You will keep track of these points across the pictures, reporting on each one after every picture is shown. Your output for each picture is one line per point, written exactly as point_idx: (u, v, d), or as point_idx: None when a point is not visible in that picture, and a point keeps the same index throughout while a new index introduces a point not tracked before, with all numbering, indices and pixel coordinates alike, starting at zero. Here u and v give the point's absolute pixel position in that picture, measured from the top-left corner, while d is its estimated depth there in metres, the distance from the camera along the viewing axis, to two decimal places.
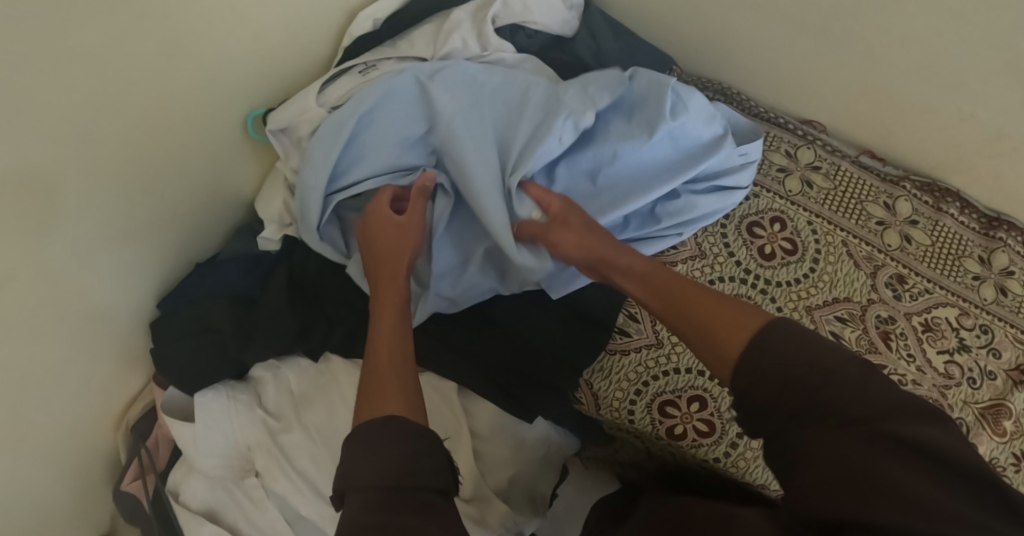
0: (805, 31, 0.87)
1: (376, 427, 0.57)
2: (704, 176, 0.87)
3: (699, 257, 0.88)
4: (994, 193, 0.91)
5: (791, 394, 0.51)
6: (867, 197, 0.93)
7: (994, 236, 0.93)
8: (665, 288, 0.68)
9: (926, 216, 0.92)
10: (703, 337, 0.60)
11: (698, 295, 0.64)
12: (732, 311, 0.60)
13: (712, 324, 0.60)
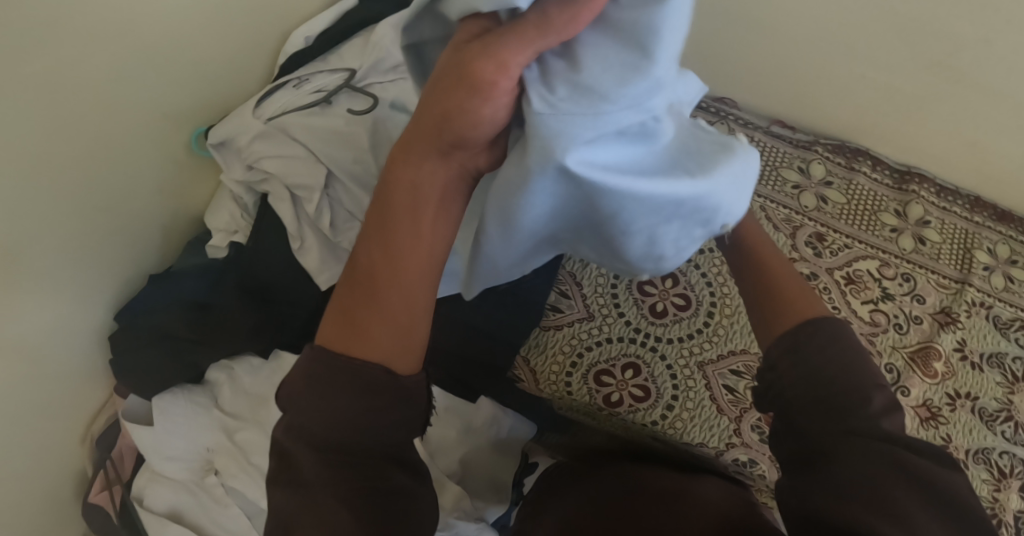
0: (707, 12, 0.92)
1: (343, 378, 0.53)
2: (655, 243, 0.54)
3: None
4: (902, 146, 0.97)
5: (850, 420, 0.60)
6: (783, 164, 0.98)
7: (907, 189, 0.97)
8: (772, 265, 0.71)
9: (840, 177, 0.98)
10: (793, 299, 0.68)
11: (786, 274, 0.71)
12: (806, 300, 0.68)
13: (806, 307, 0.67)
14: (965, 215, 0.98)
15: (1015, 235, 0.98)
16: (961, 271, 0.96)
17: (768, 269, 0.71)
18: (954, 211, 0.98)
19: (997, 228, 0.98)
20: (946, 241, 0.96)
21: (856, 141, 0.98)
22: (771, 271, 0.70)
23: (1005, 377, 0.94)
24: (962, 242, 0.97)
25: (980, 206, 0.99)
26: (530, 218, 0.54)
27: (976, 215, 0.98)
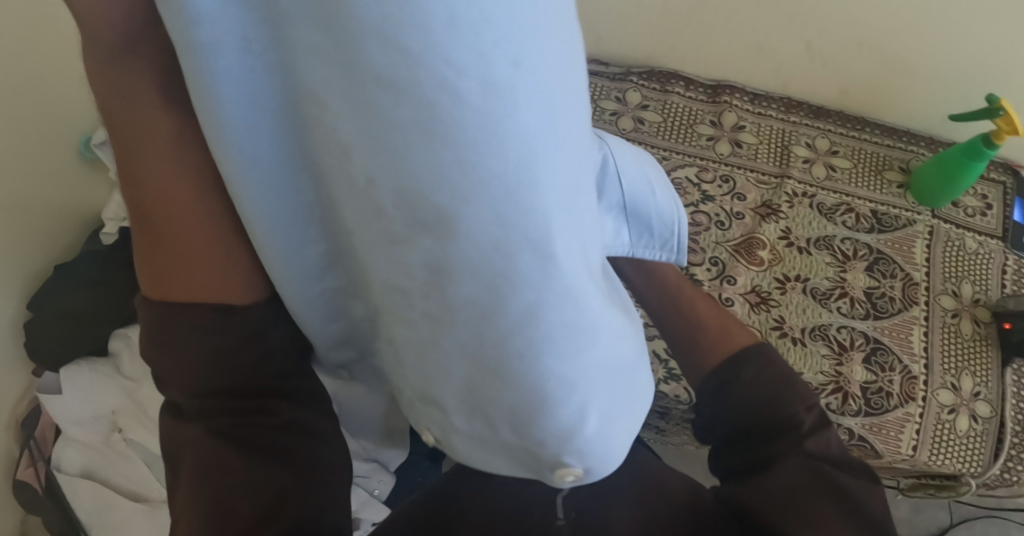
0: None
1: (184, 357, 0.39)
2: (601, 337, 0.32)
3: None
4: (708, 64, 1.04)
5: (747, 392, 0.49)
6: (600, 95, 1.06)
7: (719, 100, 1.05)
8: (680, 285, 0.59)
9: (654, 99, 1.05)
10: (732, 330, 0.56)
11: (717, 306, 0.59)
12: (740, 325, 0.56)
13: (738, 332, 0.55)
14: (781, 116, 1.05)
15: (832, 127, 1.05)
16: (781, 167, 1.02)
17: (700, 285, 0.60)
18: (768, 114, 1.05)
19: (812, 124, 1.04)
20: (761, 142, 1.03)
21: (665, 65, 1.06)
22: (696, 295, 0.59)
23: (836, 257, 0.98)
24: (779, 141, 1.03)
25: (795, 106, 1.05)
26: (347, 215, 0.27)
27: (792, 115, 1.05)
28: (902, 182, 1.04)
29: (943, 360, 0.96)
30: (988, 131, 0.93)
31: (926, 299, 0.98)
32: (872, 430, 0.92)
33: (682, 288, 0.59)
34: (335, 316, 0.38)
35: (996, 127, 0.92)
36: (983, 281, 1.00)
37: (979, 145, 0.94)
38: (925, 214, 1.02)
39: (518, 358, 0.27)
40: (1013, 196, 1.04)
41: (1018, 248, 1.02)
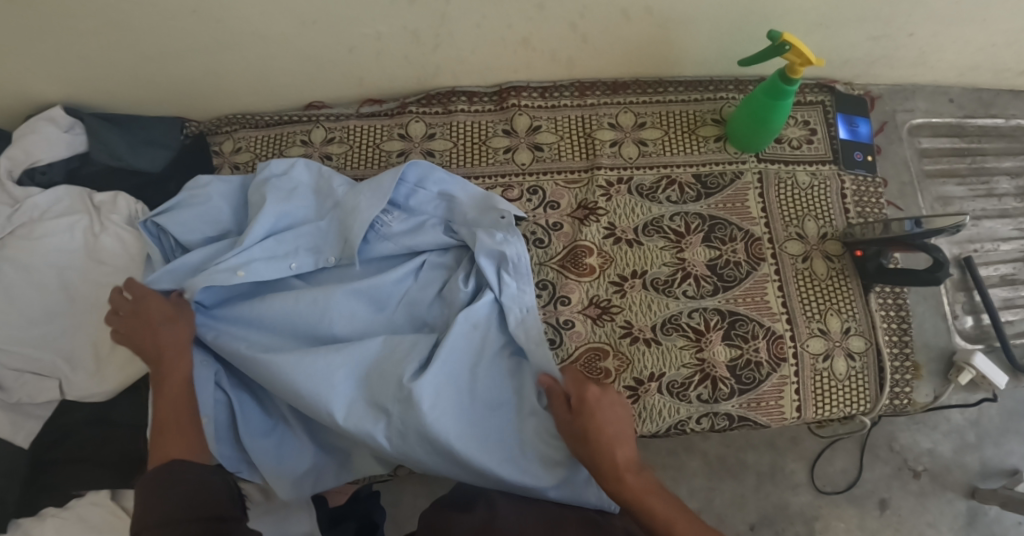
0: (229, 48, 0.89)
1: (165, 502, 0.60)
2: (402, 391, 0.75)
3: None
4: (484, 73, 0.95)
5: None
6: (383, 138, 0.97)
7: (506, 106, 0.96)
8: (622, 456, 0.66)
9: (440, 124, 0.97)
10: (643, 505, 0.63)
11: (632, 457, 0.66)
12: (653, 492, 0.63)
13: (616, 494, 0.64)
14: (577, 103, 0.97)
15: (633, 98, 0.97)
16: (588, 158, 0.95)
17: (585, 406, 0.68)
18: (563, 104, 0.96)
19: (611, 101, 0.97)
20: (562, 137, 0.95)
21: (441, 85, 0.98)
22: (615, 468, 0.65)
23: (669, 238, 0.92)
24: (580, 132, 0.96)
25: (589, 88, 0.97)
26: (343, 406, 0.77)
27: (588, 97, 0.97)
28: (719, 134, 0.97)
29: (804, 310, 0.91)
30: (783, 68, 0.86)
31: (772, 251, 0.93)
32: (750, 407, 0.87)
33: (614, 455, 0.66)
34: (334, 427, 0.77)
35: (789, 62, 0.84)
36: (826, 212, 0.96)
37: (779, 83, 0.86)
38: (750, 161, 0.96)
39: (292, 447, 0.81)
40: (834, 114, 1.00)
41: (851, 168, 0.98)
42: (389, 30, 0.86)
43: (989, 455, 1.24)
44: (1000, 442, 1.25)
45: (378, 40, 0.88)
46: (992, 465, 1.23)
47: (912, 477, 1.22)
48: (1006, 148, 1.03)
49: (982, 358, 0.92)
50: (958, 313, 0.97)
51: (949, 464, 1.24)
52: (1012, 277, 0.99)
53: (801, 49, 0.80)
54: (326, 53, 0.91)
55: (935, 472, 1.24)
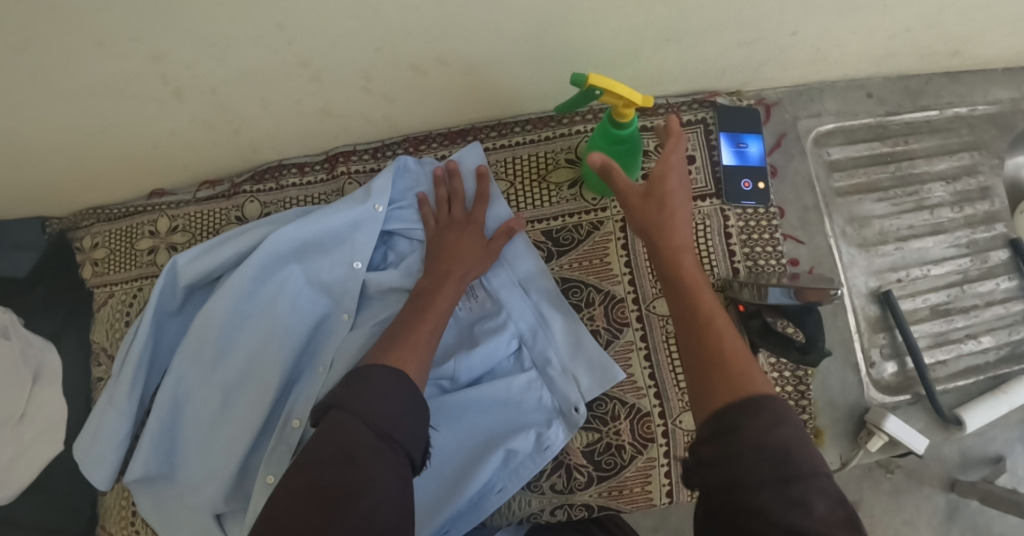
0: (40, 163, 0.85)
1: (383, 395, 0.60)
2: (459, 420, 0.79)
3: (118, 290, 0.95)
4: (306, 141, 0.87)
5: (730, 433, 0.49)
6: (221, 223, 0.92)
7: (336, 174, 0.88)
8: (677, 205, 0.65)
9: (272, 203, 0.90)
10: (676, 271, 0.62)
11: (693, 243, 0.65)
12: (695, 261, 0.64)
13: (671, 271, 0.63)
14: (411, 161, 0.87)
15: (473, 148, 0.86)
16: None
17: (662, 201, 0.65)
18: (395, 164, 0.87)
19: (447, 154, 0.86)
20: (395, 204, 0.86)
21: (270, 158, 0.90)
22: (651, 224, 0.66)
23: None
24: None
25: (424, 141, 0.87)
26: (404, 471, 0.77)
27: (423, 153, 0.87)
28: (574, 178, 0.85)
29: (676, 380, 0.80)
30: (610, 109, 0.72)
31: (637, 314, 0.81)
32: (611, 496, 0.79)
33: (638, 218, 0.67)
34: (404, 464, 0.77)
35: (613, 104, 0.70)
36: (704, 259, 0.82)
37: (612, 127, 0.73)
38: (614, 206, 0.83)
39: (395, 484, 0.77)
40: (717, 133, 0.84)
41: (737, 200, 0.83)
42: (180, 125, 0.80)
43: (969, 445, 1.28)
44: (980, 429, 1.29)
45: (175, 135, 0.82)
46: (971, 455, 1.28)
47: (885, 475, 1.27)
48: (940, 147, 0.86)
49: (895, 420, 0.78)
50: (875, 360, 0.83)
51: (925, 458, 1.28)
52: (946, 307, 0.85)
53: (612, 89, 0.67)
54: (135, 151, 0.85)
55: (911, 468, 1.28)
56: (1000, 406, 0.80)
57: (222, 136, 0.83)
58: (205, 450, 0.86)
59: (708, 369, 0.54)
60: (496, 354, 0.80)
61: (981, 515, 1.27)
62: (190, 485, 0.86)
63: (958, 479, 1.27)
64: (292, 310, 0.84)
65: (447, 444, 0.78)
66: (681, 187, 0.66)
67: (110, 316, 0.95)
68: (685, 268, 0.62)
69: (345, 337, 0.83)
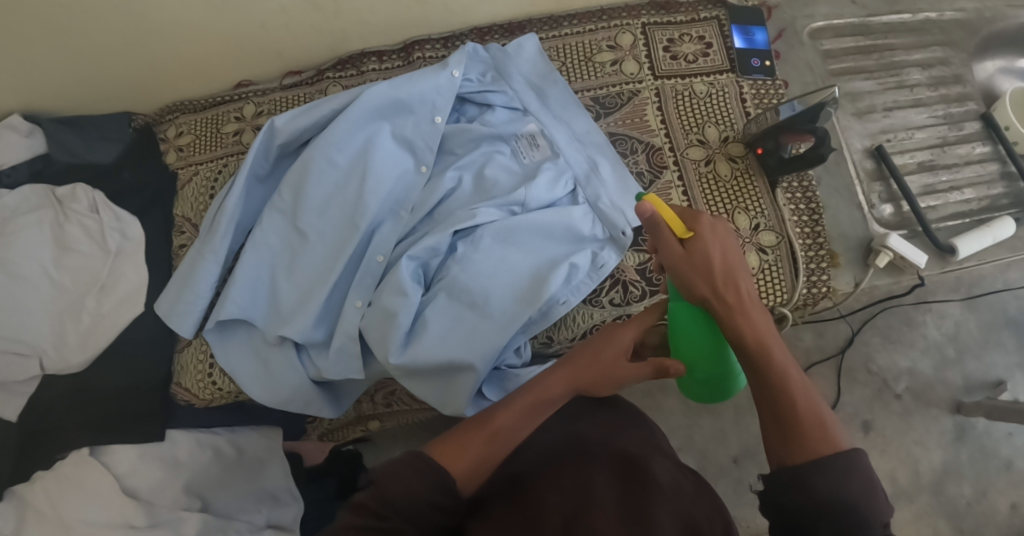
0: (156, 40, 0.98)
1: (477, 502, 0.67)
2: (527, 243, 0.89)
3: (202, 168, 1.05)
4: (389, 31, 1.02)
5: (802, 484, 0.57)
6: (305, 104, 1.04)
7: (411, 58, 1.02)
8: (728, 259, 0.69)
9: (353, 85, 1.03)
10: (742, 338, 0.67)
11: (755, 296, 0.69)
12: (765, 321, 0.68)
13: (742, 333, 0.66)
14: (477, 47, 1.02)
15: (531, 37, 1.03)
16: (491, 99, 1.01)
17: (727, 275, 0.68)
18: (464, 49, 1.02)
19: (507, 42, 1.02)
20: None
21: (352, 50, 1.05)
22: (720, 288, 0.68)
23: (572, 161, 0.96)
24: None
25: (488, 33, 1.03)
26: (481, 281, 0.86)
27: (488, 40, 1.02)
28: (615, 58, 1.01)
29: (711, 211, 0.93)
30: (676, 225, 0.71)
31: (673, 159, 0.96)
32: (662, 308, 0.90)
33: (707, 286, 0.69)
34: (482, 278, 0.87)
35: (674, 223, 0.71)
36: (725, 117, 0.98)
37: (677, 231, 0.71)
38: (648, 79, 1.00)
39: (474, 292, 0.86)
40: (729, 26, 1.03)
41: (748, 74, 1.00)
42: (289, 3, 0.94)
43: (971, 369, 1.33)
44: (981, 355, 1.34)
45: (281, 13, 0.96)
46: (975, 379, 1.32)
47: (893, 398, 1.31)
48: (917, 41, 1.06)
49: (898, 238, 0.92)
50: (876, 203, 0.98)
51: (931, 382, 1.33)
52: (931, 163, 1.01)
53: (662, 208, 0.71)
54: (241, 33, 0.99)
55: (918, 391, 1.32)
56: (987, 234, 0.93)
57: (321, 20, 0.98)
58: (293, 290, 0.95)
59: (793, 427, 0.61)
60: (556, 190, 0.92)
61: (988, 438, 1.29)
62: (278, 321, 0.94)
63: (963, 401, 1.30)
64: (374, 160, 0.94)
65: (517, 262, 0.88)
66: (724, 241, 0.70)
67: (195, 191, 1.05)
68: (749, 326, 0.66)
69: (425, 186, 0.96)
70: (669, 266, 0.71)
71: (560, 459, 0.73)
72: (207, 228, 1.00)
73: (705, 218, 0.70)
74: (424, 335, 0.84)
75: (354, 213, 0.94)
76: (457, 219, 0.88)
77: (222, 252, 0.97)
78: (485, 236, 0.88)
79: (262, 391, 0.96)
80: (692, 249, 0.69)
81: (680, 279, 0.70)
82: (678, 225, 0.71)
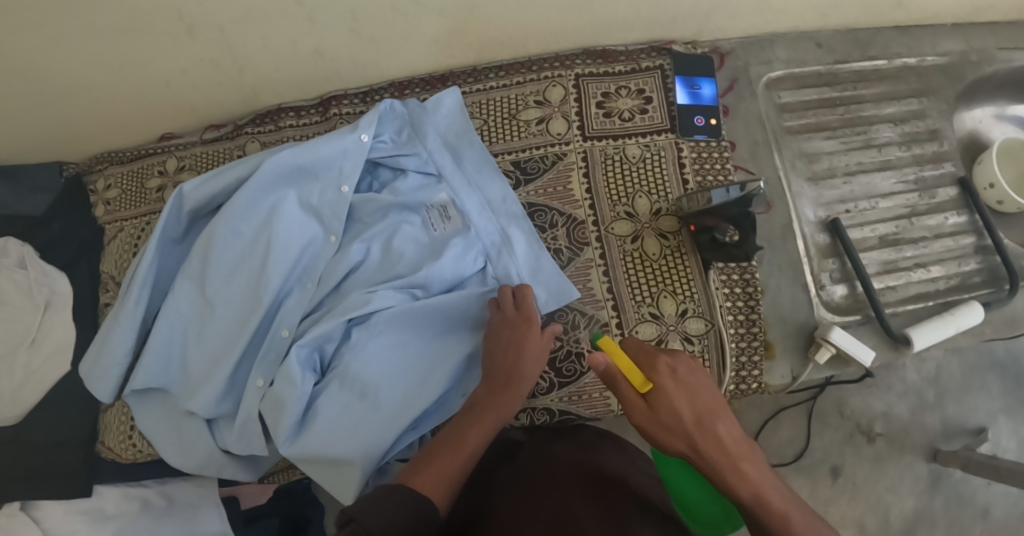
0: (67, 100, 0.95)
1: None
2: (426, 329, 0.85)
3: (127, 225, 1.03)
4: (303, 85, 0.97)
5: None
6: (224, 161, 1.01)
7: (329, 115, 0.97)
8: (698, 408, 0.64)
9: (271, 142, 0.99)
10: (734, 491, 0.62)
11: (739, 438, 0.64)
12: (756, 464, 0.63)
13: (738, 492, 0.62)
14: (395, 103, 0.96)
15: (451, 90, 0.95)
16: None
17: (700, 425, 0.64)
18: None
19: (427, 96, 0.95)
20: None
21: (270, 103, 1.00)
22: (694, 443, 0.63)
23: None
24: None
25: (407, 86, 0.97)
26: (374, 372, 0.83)
27: (406, 95, 0.96)
28: (542, 115, 0.93)
29: (632, 294, 0.85)
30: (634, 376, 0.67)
31: (597, 234, 0.88)
32: (572, 401, 0.84)
33: (685, 441, 0.64)
34: (376, 367, 0.83)
35: (630, 373, 0.67)
36: (659, 185, 0.89)
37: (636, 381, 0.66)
38: (576, 140, 0.91)
39: (365, 385, 0.83)
40: (672, 77, 0.92)
41: (689, 135, 0.90)
42: (188, 63, 0.90)
43: (951, 413, 1.20)
44: (962, 398, 1.20)
45: (185, 74, 0.92)
46: (954, 423, 1.19)
47: (866, 442, 1.19)
48: (889, 92, 0.95)
49: (841, 332, 0.82)
50: (826, 284, 0.88)
51: (906, 426, 1.20)
52: (894, 237, 0.89)
53: (614, 356, 0.67)
54: (150, 93, 0.95)
55: (892, 436, 1.20)
56: (947, 326, 0.83)
57: (227, 75, 0.93)
58: (202, 361, 0.93)
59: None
60: (463, 268, 0.86)
61: (966, 485, 1.18)
62: (185, 393, 0.93)
63: (940, 448, 1.18)
64: (278, 231, 0.90)
65: (414, 350, 0.85)
66: (689, 389, 0.66)
67: (120, 248, 1.03)
68: (742, 478, 0.62)
69: (333, 256, 0.91)
70: (636, 425, 0.66)
71: (525, 474, 0.73)
72: (122, 292, 0.98)
73: (662, 364, 0.66)
74: (312, 427, 0.81)
75: (257, 286, 0.90)
76: (352, 304, 0.84)
77: (136, 319, 0.95)
78: (381, 323, 0.84)
79: (172, 454, 0.96)
80: (656, 401, 0.65)
81: (655, 440, 0.65)
82: (634, 375, 0.67)
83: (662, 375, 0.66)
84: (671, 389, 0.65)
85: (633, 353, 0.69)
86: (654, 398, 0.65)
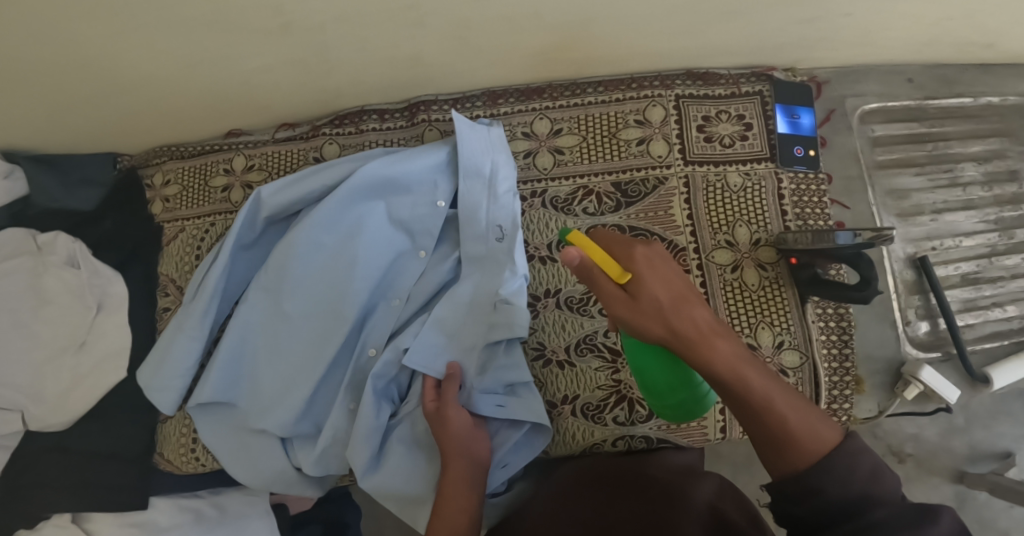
0: (133, 90, 0.88)
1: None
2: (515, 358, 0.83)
3: (189, 224, 0.98)
4: (390, 88, 0.92)
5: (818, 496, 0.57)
6: (300, 162, 0.95)
7: (416, 121, 0.93)
8: (675, 290, 0.60)
9: (352, 145, 0.94)
10: (711, 374, 0.60)
11: (716, 320, 0.61)
12: (730, 341, 0.61)
13: (716, 371, 0.59)
14: (488, 113, 0.93)
15: (547, 103, 0.93)
16: None
17: (679, 313, 0.60)
18: (474, 115, 0.93)
19: (522, 108, 0.92)
20: None
21: (350, 105, 0.95)
22: (673, 331, 0.59)
23: None
24: None
25: (501, 96, 0.93)
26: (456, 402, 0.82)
27: (500, 106, 0.93)
28: (642, 136, 0.91)
29: (731, 324, 0.85)
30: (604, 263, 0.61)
31: (698, 261, 0.87)
32: (669, 430, 0.84)
33: (662, 326, 0.60)
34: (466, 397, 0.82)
35: (600, 259, 0.61)
36: (759, 215, 0.89)
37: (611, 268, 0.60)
38: (677, 164, 0.90)
39: None
40: (772, 104, 0.92)
41: (789, 164, 0.90)
42: (273, 61, 0.85)
43: (979, 438, 1.22)
44: (990, 424, 1.24)
45: (268, 71, 0.86)
46: (982, 449, 1.21)
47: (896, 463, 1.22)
48: (973, 130, 0.97)
49: (931, 370, 0.85)
50: (911, 320, 0.90)
51: (935, 449, 1.23)
52: (975, 276, 0.92)
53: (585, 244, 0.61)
54: (226, 89, 0.89)
55: (921, 458, 1.22)
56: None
57: (313, 76, 0.88)
58: (274, 375, 0.89)
59: (786, 440, 0.59)
60: None
61: (988, 508, 1.20)
62: (257, 409, 0.89)
63: (968, 471, 1.21)
64: (365, 246, 0.87)
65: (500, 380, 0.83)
66: (663, 271, 0.61)
67: (180, 248, 0.97)
68: (719, 356, 0.59)
69: (418, 273, 0.89)
70: (612, 313, 0.61)
71: (570, 491, 0.76)
72: (188, 298, 0.93)
73: (631, 245, 0.61)
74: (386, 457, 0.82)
75: (336, 302, 0.87)
76: (433, 332, 0.82)
77: (204, 329, 0.91)
78: (462, 353, 0.82)
79: (240, 472, 0.91)
80: (631, 287, 0.59)
81: (630, 327, 0.61)
82: (610, 266, 0.61)
83: (632, 257, 0.60)
84: (644, 271, 0.60)
85: (607, 242, 0.63)
86: (629, 284, 0.60)
